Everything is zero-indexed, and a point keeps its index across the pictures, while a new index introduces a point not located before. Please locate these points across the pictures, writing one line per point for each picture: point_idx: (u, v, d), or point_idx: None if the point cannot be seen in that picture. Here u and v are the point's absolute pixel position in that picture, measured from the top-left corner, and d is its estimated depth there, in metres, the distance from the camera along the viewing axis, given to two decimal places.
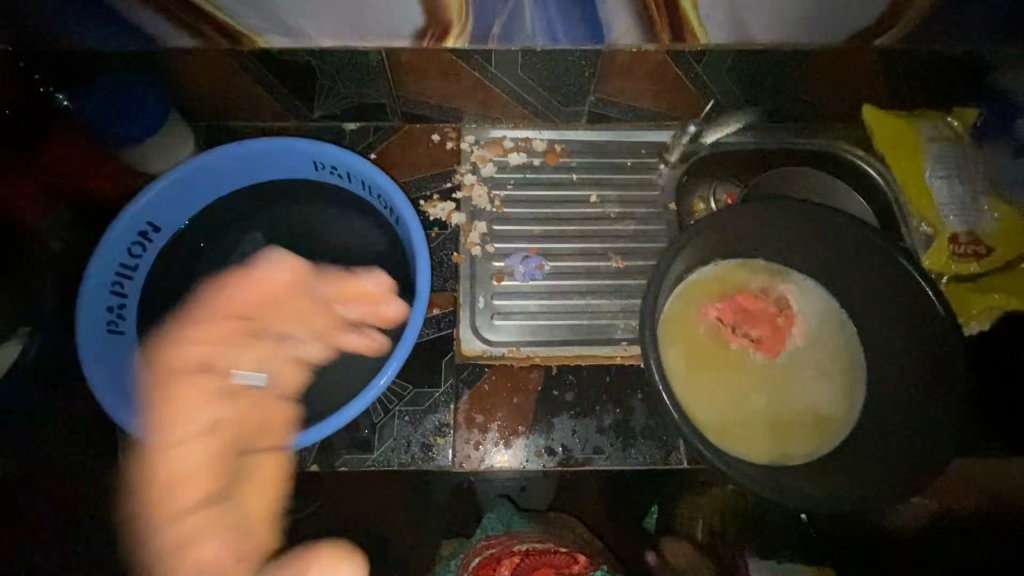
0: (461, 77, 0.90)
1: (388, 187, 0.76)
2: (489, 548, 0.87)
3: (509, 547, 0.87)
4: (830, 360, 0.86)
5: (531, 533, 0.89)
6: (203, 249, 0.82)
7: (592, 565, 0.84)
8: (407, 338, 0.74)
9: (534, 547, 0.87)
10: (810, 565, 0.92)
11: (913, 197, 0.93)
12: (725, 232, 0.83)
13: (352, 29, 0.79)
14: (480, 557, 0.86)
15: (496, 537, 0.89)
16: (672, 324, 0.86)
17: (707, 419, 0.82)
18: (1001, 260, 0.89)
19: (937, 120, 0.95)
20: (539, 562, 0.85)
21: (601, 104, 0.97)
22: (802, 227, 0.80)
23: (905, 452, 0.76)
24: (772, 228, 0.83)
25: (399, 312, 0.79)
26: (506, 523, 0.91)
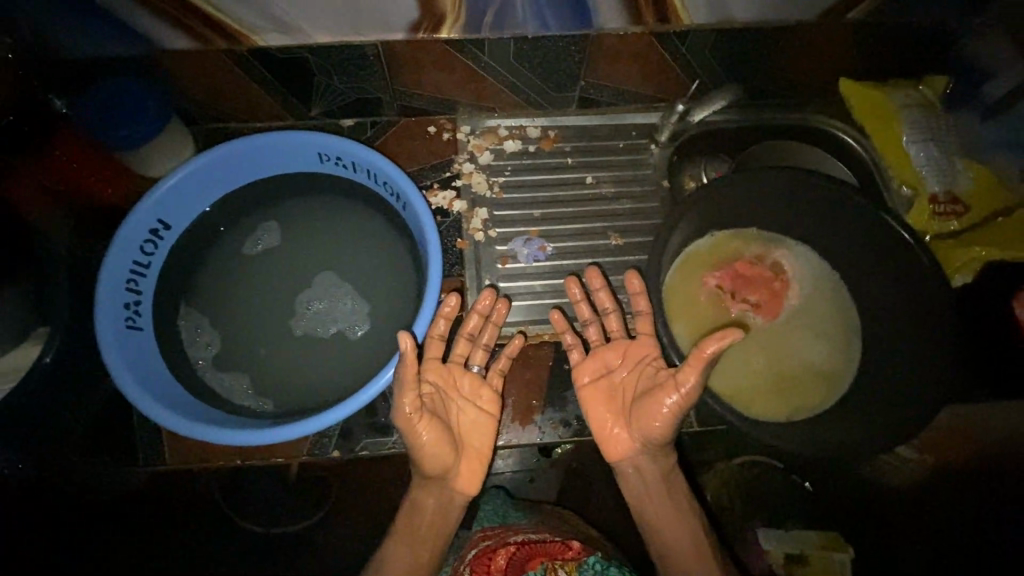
0: (456, 69, 0.92)
1: (395, 174, 0.77)
2: (485, 540, 0.87)
3: (505, 539, 0.87)
4: (826, 320, 0.89)
5: (527, 527, 0.91)
6: (224, 232, 0.83)
7: (586, 552, 0.85)
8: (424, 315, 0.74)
9: (530, 537, 0.87)
10: (814, 531, 1.07)
11: (892, 163, 0.98)
12: (719, 204, 0.86)
13: (348, 23, 0.81)
14: (477, 549, 0.87)
15: (492, 531, 0.90)
16: (673, 294, 0.89)
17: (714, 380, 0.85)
18: (978, 216, 0.94)
19: (910, 88, 0.99)
20: (534, 551, 0.84)
21: (591, 89, 1.00)
22: (791, 193, 0.84)
23: (893, 401, 0.80)
24: (764, 197, 0.86)
25: (412, 293, 0.80)
26: (502, 516, 0.96)
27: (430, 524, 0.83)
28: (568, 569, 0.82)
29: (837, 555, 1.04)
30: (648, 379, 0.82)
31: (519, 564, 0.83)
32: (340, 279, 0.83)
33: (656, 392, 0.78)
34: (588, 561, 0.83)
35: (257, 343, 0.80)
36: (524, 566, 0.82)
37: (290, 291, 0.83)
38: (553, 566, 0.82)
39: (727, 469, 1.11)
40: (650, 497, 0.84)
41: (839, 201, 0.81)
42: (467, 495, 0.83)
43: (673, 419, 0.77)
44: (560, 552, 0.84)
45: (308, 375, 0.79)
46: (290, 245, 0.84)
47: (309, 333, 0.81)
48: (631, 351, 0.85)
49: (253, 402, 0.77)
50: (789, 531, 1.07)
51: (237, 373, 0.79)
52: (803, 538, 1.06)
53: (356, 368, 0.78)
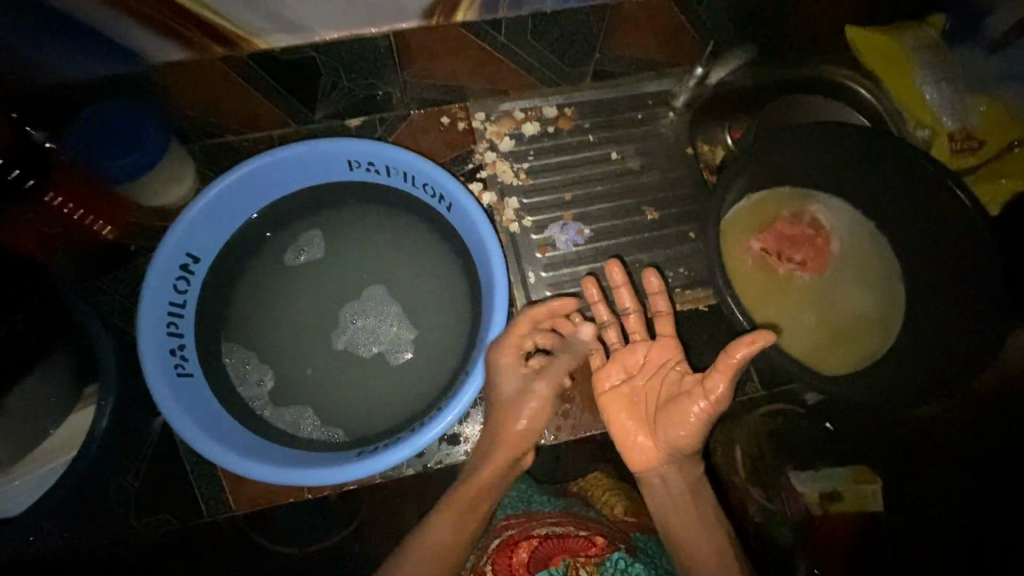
0: (471, 53, 0.87)
1: (438, 174, 0.72)
2: (508, 529, 0.80)
3: (527, 531, 0.79)
4: (868, 267, 0.91)
5: (553, 515, 0.81)
6: (270, 240, 0.79)
7: (611, 547, 0.75)
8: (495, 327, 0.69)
9: (553, 530, 0.77)
10: (843, 466, 1.00)
11: (908, 104, 0.99)
12: (758, 165, 0.85)
13: (358, 15, 0.75)
14: (501, 538, 0.80)
15: (517, 518, 0.82)
16: (729, 263, 0.88)
17: (790, 344, 0.86)
18: (994, 149, 0.96)
19: (917, 29, 0.99)
20: (554, 548, 0.74)
21: (605, 61, 0.97)
22: (827, 147, 0.83)
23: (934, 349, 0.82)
24: (802, 153, 0.85)
25: (469, 295, 0.77)
26: (526, 503, 0.86)
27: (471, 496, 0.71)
28: (591, 569, 0.72)
29: (869, 487, 0.97)
30: (671, 383, 0.78)
31: (539, 562, 0.74)
32: (389, 293, 0.78)
33: (684, 398, 0.74)
34: (613, 558, 0.74)
35: (314, 372, 0.75)
36: (544, 562, 0.73)
37: (337, 308, 0.78)
38: (573, 565, 0.73)
39: (754, 421, 1.02)
40: (679, 496, 0.79)
41: (873, 152, 0.81)
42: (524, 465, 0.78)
43: (703, 427, 0.72)
44: (583, 548, 0.75)
45: (373, 397, 0.75)
46: (332, 264, 0.79)
47: (365, 353, 0.76)
48: (653, 354, 0.82)
49: (321, 433, 0.73)
50: (820, 470, 1.00)
51: (300, 407, 0.74)
52: (832, 474, 0.98)
53: (425, 382, 0.74)
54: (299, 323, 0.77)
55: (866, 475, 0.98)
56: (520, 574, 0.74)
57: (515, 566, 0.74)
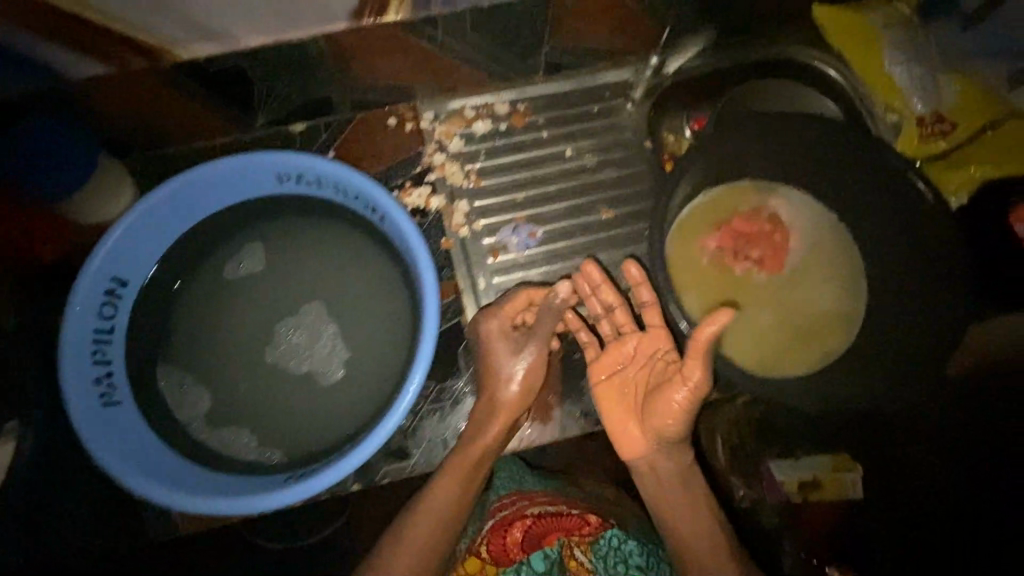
0: (409, 52, 0.84)
1: (369, 186, 0.70)
2: (501, 510, 0.83)
3: (521, 510, 0.83)
4: (832, 261, 0.87)
5: (545, 494, 0.84)
6: (203, 258, 0.77)
7: (604, 525, 0.81)
8: (426, 348, 0.66)
9: (546, 511, 0.82)
10: (826, 454, 0.95)
11: (876, 89, 0.94)
12: (710, 161, 0.82)
13: (279, 18, 0.72)
14: (495, 517, 0.83)
15: (509, 497, 0.84)
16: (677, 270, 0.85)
17: (742, 354, 0.83)
18: (967, 133, 0.90)
19: (886, 6, 0.95)
20: (549, 527, 0.80)
21: (556, 53, 0.92)
22: (778, 139, 0.81)
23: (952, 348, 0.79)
24: (755, 145, 0.82)
25: (407, 310, 0.75)
26: (518, 480, 0.87)
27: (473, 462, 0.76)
28: (584, 549, 0.80)
29: (848, 475, 0.94)
30: (659, 372, 0.78)
31: (533, 541, 0.80)
32: (329, 308, 0.76)
33: (666, 386, 0.74)
34: (606, 536, 0.80)
35: (255, 391, 0.74)
36: (539, 541, 0.80)
37: (274, 326, 0.76)
38: (568, 542, 0.80)
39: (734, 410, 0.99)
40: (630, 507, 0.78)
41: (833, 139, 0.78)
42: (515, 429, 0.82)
43: (687, 413, 0.72)
44: (576, 527, 0.81)
45: (313, 416, 0.73)
46: (271, 280, 0.78)
47: (304, 371, 0.75)
48: (644, 345, 0.81)
49: (259, 455, 0.72)
50: (800, 458, 0.96)
51: (241, 427, 0.73)
52: (816, 463, 0.94)
53: (366, 399, 0.73)
54: (236, 342, 0.76)
55: (847, 462, 0.94)
56: (515, 551, 0.80)
57: (511, 546, 0.80)
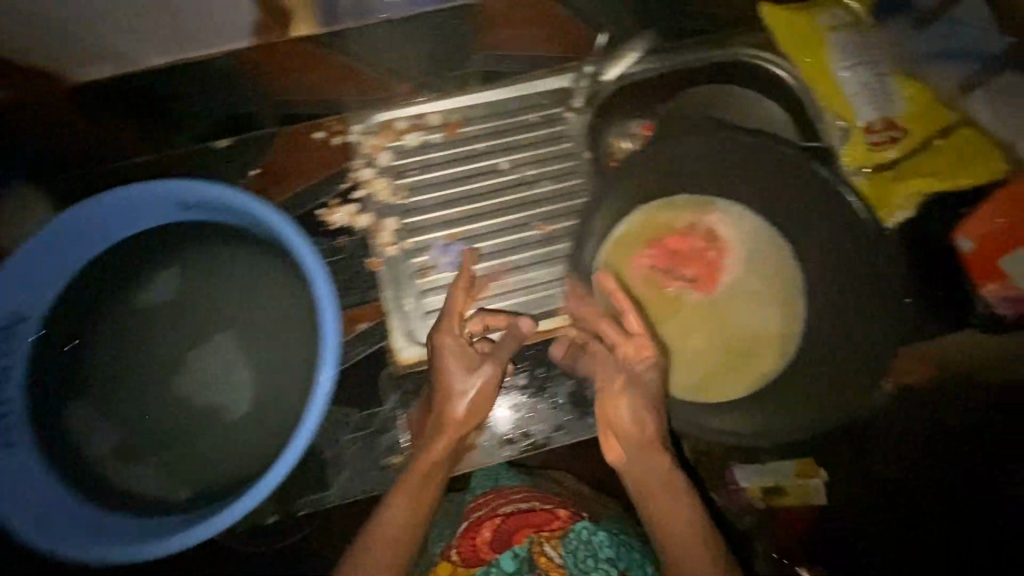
0: (327, 65, 0.82)
1: (266, 212, 0.68)
2: (473, 511, 0.78)
3: (494, 511, 0.77)
4: (768, 277, 0.85)
5: (519, 492, 0.81)
6: (108, 287, 0.75)
7: (574, 518, 0.75)
8: (323, 387, 0.65)
9: (519, 508, 0.77)
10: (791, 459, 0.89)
11: (824, 95, 0.89)
12: (637, 174, 0.79)
13: (186, 34, 0.72)
14: (466, 521, 0.77)
15: (482, 499, 0.80)
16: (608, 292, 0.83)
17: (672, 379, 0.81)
18: (917, 140, 0.86)
19: (835, 6, 0.90)
20: (521, 522, 0.74)
21: (486, 60, 0.89)
22: (708, 152, 0.78)
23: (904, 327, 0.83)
24: (686, 158, 0.79)
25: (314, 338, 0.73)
26: (494, 479, 0.84)
27: (425, 473, 0.70)
28: (554, 543, 0.72)
29: (812, 482, 0.88)
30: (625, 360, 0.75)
31: (503, 539, 0.73)
32: (239, 337, 0.75)
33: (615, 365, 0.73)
34: (575, 529, 0.73)
35: (165, 425, 0.73)
36: (508, 541, 0.73)
37: (183, 356, 0.74)
38: (539, 537, 0.73)
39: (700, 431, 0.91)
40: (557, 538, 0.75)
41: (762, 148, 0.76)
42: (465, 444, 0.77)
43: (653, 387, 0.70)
44: (547, 522, 0.75)
45: (221, 448, 0.72)
46: (183, 309, 0.76)
47: (212, 403, 0.73)
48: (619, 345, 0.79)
49: (165, 491, 0.70)
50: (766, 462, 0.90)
51: (147, 460, 0.71)
52: (779, 470, 0.89)
53: (277, 433, 0.71)
54: (144, 372, 0.74)
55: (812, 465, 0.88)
56: (485, 552, 0.72)
57: (480, 546, 0.73)
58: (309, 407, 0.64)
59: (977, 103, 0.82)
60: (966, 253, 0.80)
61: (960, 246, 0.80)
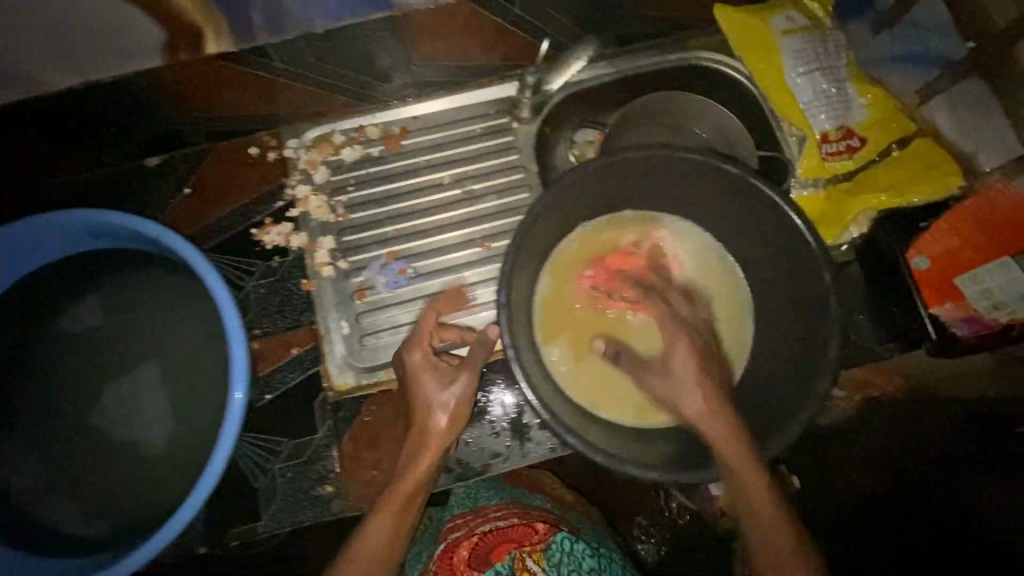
0: (252, 82, 0.77)
1: (176, 242, 0.66)
2: (451, 533, 0.75)
3: (472, 530, 0.74)
4: (717, 293, 0.83)
5: (497, 510, 0.77)
6: (21, 321, 0.72)
7: (553, 530, 0.71)
8: (233, 422, 0.65)
9: (496, 526, 0.73)
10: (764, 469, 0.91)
11: (779, 103, 0.84)
12: (578, 195, 0.75)
13: (85, 56, 0.66)
14: (445, 544, 0.74)
15: (462, 519, 0.78)
16: (545, 317, 0.81)
17: (612, 406, 0.80)
18: (875, 152, 0.83)
19: (792, 9, 0.85)
20: (498, 540, 0.70)
21: (425, 71, 0.86)
22: (652, 171, 0.74)
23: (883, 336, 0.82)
24: (632, 177, 0.75)
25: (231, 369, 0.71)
26: (473, 499, 0.82)
27: (405, 494, 0.69)
28: (537, 558, 0.67)
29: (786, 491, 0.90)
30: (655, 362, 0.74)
31: (482, 559, 0.69)
32: (156, 368, 0.72)
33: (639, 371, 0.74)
34: (556, 540, 0.69)
35: (74, 459, 0.70)
36: (488, 558, 0.68)
37: (98, 391, 0.72)
38: (519, 553, 0.68)
39: None
40: None
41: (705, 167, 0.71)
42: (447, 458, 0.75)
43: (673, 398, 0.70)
44: (526, 536, 0.70)
45: (139, 484, 0.70)
46: (91, 339, 0.72)
47: (128, 438, 0.71)
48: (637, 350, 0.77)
49: (81, 529, 0.68)
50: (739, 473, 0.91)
51: (65, 498, 0.69)
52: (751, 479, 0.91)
53: (189, 466, 0.70)
54: (57, 407, 0.71)
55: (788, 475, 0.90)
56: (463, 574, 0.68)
57: (458, 566, 0.69)
58: (218, 443, 0.64)
59: (936, 113, 0.79)
60: (921, 270, 0.74)
61: (916, 264, 0.75)
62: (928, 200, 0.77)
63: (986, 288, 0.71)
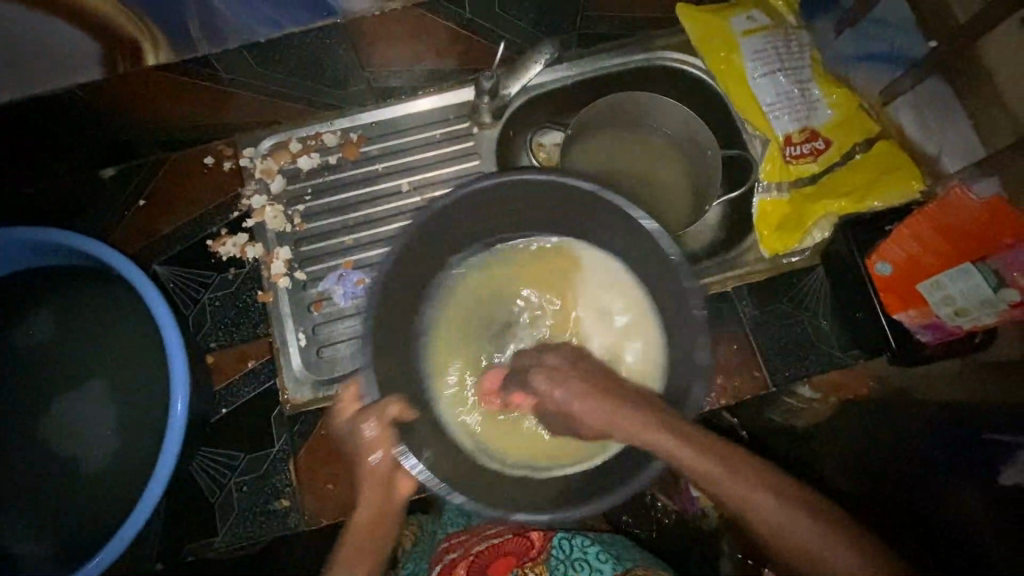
0: (197, 91, 0.76)
1: (114, 257, 0.66)
2: (448, 554, 0.72)
3: (470, 550, 0.72)
4: (624, 320, 0.74)
5: (491, 526, 0.76)
6: None
7: (549, 536, 0.74)
8: (176, 428, 0.65)
9: (492, 541, 0.72)
10: None
11: (741, 105, 0.83)
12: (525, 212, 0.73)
13: (17, 72, 0.65)
14: (441, 565, 0.72)
15: (457, 537, 0.75)
16: (437, 333, 0.75)
17: (501, 445, 0.72)
18: (838, 154, 0.81)
19: (754, 7, 0.83)
20: (494, 557, 0.71)
21: (379, 75, 0.84)
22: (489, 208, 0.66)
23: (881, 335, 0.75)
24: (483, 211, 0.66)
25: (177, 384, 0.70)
26: (465, 517, 0.80)
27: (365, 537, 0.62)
28: (540, 571, 0.71)
29: None
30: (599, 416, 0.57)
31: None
32: (101, 385, 0.72)
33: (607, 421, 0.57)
34: (556, 545, 0.73)
35: (23, 474, 0.70)
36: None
37: (46, 408, 0.71)
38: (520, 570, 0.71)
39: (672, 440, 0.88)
40: None
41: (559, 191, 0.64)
42: (407, 497, 0.63)
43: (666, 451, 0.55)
44: (525, 549, 0.73)
45: (88, 500, 0.70)
46: (37, 356, 0.72)
47: (75, 455, 0.71)
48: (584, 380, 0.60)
49: (33, 545, 0.69)
50: None
51: (16, 515, 0.69)
52: None
53: (136, 480, 0.70)
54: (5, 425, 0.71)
55: None
56: None
57: None
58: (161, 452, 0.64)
59: (901, 112, 0.78)
60: (884, 275, 0.73)
61: (877, 269, 0.73)
62: (891, 205, 0.76)
63: (949, 294, 0.69)
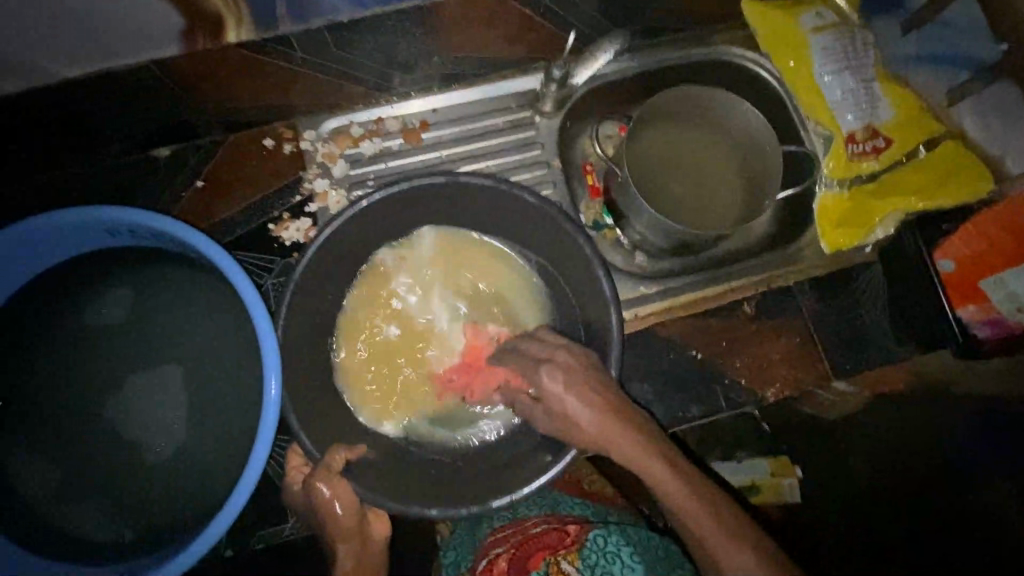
0: (268, 71, 0.74)
1: (195, 239, 0.63)
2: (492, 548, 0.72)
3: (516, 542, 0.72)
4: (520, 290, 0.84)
5: (537, 518, 0.75)
6: (39, 321, 0.69)
7: (585, 530, 0.70)
8: (270, 413, 0.62)
9: (535, 532, 0.72)
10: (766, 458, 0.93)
11: (805, 102, 0.84)
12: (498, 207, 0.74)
13: (90, 44, 0.61)
14: (487, 558, 0.71)
15: (502, 531, 0.74)
16: (355, 346, 0.81)
17: (424, 424, 0.81)
18: (900, 154, 0.83)
19: (821, 5, 0.84)
20: (531, 550, 0.69)
21: (446, 61, 0.82)
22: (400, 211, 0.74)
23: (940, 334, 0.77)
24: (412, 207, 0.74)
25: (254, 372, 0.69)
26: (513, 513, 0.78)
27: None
28: (571, 559, 0.67)
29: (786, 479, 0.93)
30: (605, 421, 0.57)
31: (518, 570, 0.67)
32: (175, 370, 0.70)
33: (608, 435, 0.57)
34: (591, 538, 0.68)
35: (94, 462, 0.69)
36: (525, 568, 0.68)
37: (116, 393, 0.70)
38: (555, 560, 0.67)
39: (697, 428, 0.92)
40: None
41: (541, 213, 0.70)
42: (384, 533, 0.71)
43: (654, 470, 0.55)
44: (560, 540, 0.69)
45: (162, 488, 0.69)
46: (111, 340, 0.70)
47: (149, 442, 0.70)
48: (594, 384, 0.60)
49: (107, 533, 0.68)
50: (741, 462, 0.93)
51: (87, 503, 0.68)
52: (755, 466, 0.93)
53: (213, 467, 0.69)
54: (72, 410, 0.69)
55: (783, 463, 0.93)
56: None
57: None
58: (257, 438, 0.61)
59: None
60: (948, 272, 0.76)
61: (942, 266, 0.76)
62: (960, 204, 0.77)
63: (1010, 292, 0.74)
